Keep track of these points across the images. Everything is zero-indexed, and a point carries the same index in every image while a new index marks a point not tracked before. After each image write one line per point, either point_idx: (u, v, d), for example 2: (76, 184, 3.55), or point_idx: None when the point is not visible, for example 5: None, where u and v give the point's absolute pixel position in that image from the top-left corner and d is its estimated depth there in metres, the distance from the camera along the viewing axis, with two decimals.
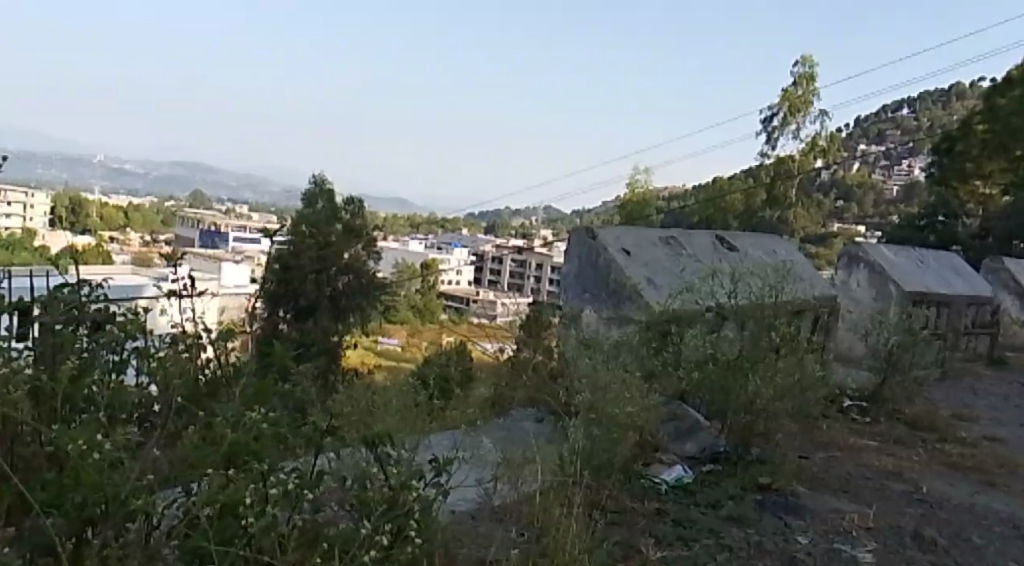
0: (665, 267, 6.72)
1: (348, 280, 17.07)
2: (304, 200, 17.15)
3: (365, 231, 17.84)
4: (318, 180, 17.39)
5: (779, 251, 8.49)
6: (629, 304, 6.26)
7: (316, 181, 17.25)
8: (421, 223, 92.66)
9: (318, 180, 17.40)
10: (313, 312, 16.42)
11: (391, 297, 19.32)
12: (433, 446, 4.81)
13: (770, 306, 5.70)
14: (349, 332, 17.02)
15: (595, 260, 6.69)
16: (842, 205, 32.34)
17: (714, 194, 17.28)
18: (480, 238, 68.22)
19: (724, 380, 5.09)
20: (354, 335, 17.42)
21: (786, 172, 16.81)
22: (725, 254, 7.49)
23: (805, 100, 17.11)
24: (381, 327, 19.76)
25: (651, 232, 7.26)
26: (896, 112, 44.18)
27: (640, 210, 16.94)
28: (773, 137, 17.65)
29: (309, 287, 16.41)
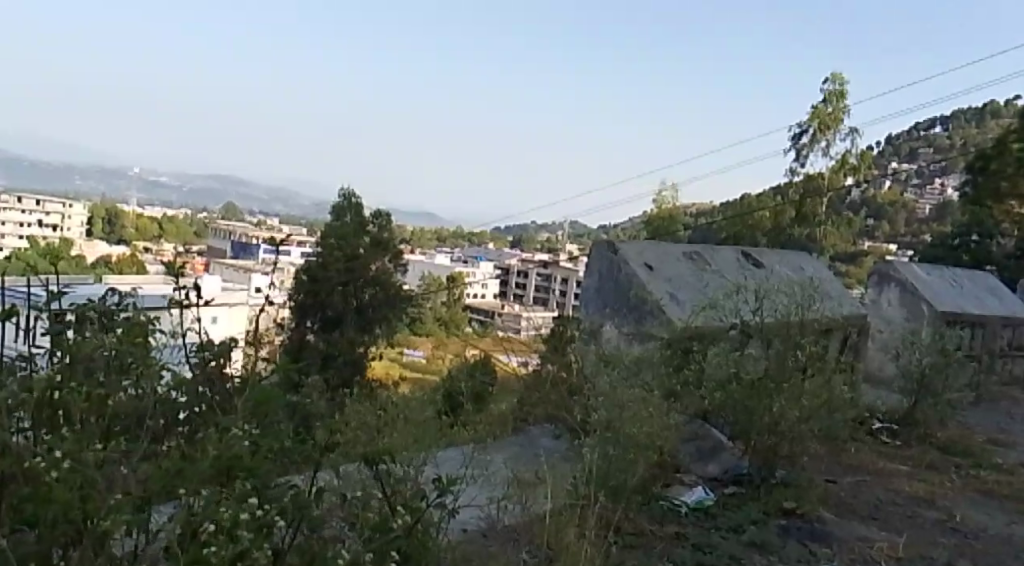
0: (688, 282, 6.57)
1: (374, 292, 16.94)
2: (332, 212, 17.08)
3: (393, 243, 17.62)
4: (347, 194, 17.32)
5: (806, 268, 8.29)
6: (650, 319, 6.11)
7: (345, 195, 17.18)
8: (448, 236, 92.96)
9: (346, 193, 17.35)
10: (339, 324, 16.45)
11: (416, 309, 19.30)
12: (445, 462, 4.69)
13: (796, 325, 5.52)
14: (375, 345, 16.95)
15: (616, 274, 6.55)
16: (872, 223, 31.88)
17: (742, 211, 17.06)
18: (506, 253, 68.24)
19: (748, 400, 4.91)
20: (379, 348, 17.40)
21: (816, 190, 16.56)
22: (750, 270, 7.32)
23: (836, 117, 16.87)
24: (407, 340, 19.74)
25: (674, 246, 7.11)
26: (928, 129, 43.53)
27: (666, 226, 16.77)
28: (802, 154, 17.40)
29: (336, 298, 16.38)
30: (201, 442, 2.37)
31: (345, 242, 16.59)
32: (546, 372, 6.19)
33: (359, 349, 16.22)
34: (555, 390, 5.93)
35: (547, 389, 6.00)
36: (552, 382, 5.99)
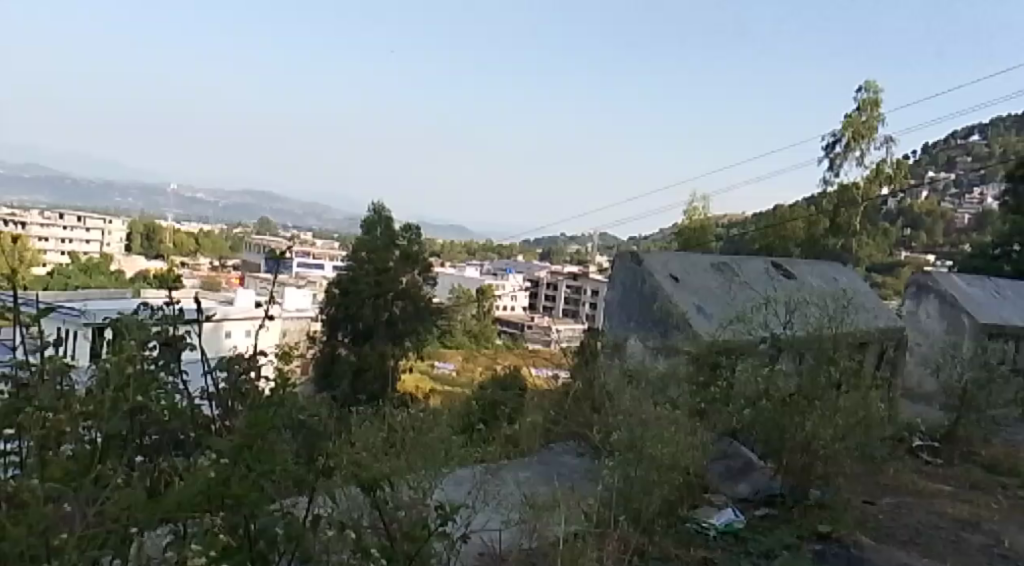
0: (715, 295, 6.36)
1: (404, 305, 16.80)
2: (363, 227, 16.96)
3: (422, 255, 17.32)
4: (378, 208, 17.20)
5: (839, 278, 8.01)
6: (676, 333, 5.91)
7: (375, 209, 17.09)
8: (478, 249, 93.09)
9: (376, 207, 17.25)
10: (369, 337, 16.41)
11: (446, 322, 19.20)
12: (456, 486, 4.52)
13: (830, 338, 5.28)
14: (405, 357, 16.88)
15: (641, 286, 6.36)
16: (908, 234, 31.19)
17: (774, 221, 16.73)
18: (536, 266, 68.07)
19: (779, 418, 4.68)
20: (409, 360, 17.35)
21: (851, 200, 16.18)
22: (781, 281, 7.08)
23: (870, 126, 16.49)
24: (436, 353, 19.65)
25: (702, 257, 6.90)
26: (966, 137, 42.68)
27: (698, 237, 16.51)
28: (836, 164, 17.05)
29: (366, 311, 16.38)
30: (194, 465, 2.26)
31: (376, 256, 16.52)
32: (569, 387, 6.02)
33: (390, 362, 16.14)
34: (578, 406, 5.76)
35: (570, 405, 5.84)
36: (575, 397, 5.82)
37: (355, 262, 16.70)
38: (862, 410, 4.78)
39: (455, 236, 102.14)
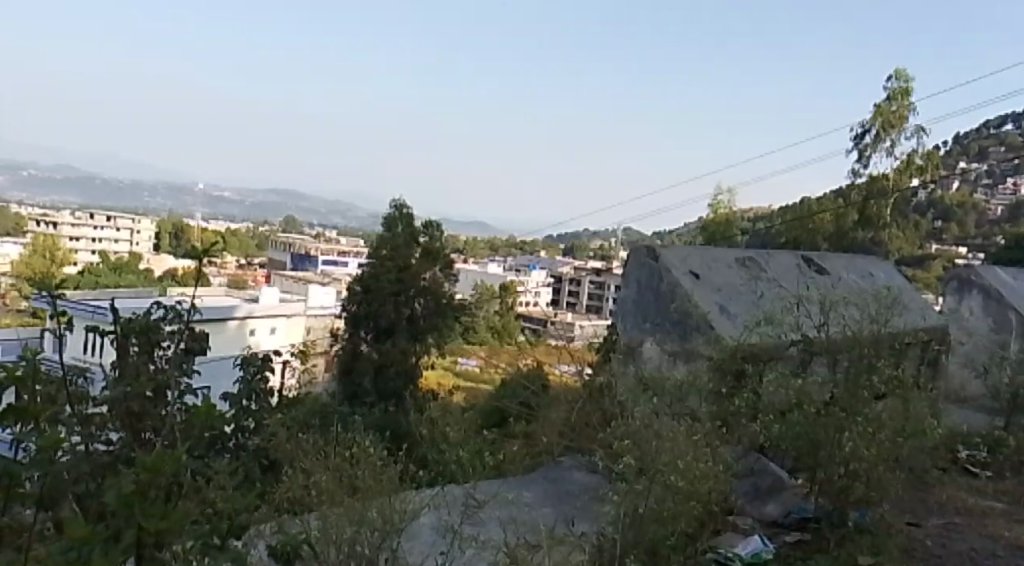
0: (739, 293, 5.79)
1: (425, 303, 16.22)
2: (383, 224, 16.42)
3: (444, 251, 16.59)
4: (399, 205, 16.62)
5: (875, 273, 7.41)
6: (697, 336, 5.33)
7: (396, 206, 16.54)
8: (501, 245, 92.45)
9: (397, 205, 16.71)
10: (391, 334, 15.96)
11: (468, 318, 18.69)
12: (439, 514, 4.03)
13: (871, 339, 4.71)
14: (427, 354, 16.39)
15: (657, 284, 5.76)
16: (939, 225, 30.13)
17: (802, 214, 16.00)
18: (558, 262, 67.41)
19: (813, 431, 4.11)
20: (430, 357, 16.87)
21: (881, 192, 15.38)
22: (813, 277, 6.49)
23: (901, 115, 15.73)
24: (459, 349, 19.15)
25: (724, 252, 6.32)
26: (997, 126, 41.30)
27: (724, 231, 15.84)
28: (865, 155, 16.32)
29: (387, 309, 15.83)
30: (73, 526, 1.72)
31: (397, 253, 15.96)
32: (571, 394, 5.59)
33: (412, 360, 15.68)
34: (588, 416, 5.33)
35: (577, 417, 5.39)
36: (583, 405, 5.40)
37: (376, 260, 16.15)
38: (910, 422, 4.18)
39: (477, 231, 101.54)
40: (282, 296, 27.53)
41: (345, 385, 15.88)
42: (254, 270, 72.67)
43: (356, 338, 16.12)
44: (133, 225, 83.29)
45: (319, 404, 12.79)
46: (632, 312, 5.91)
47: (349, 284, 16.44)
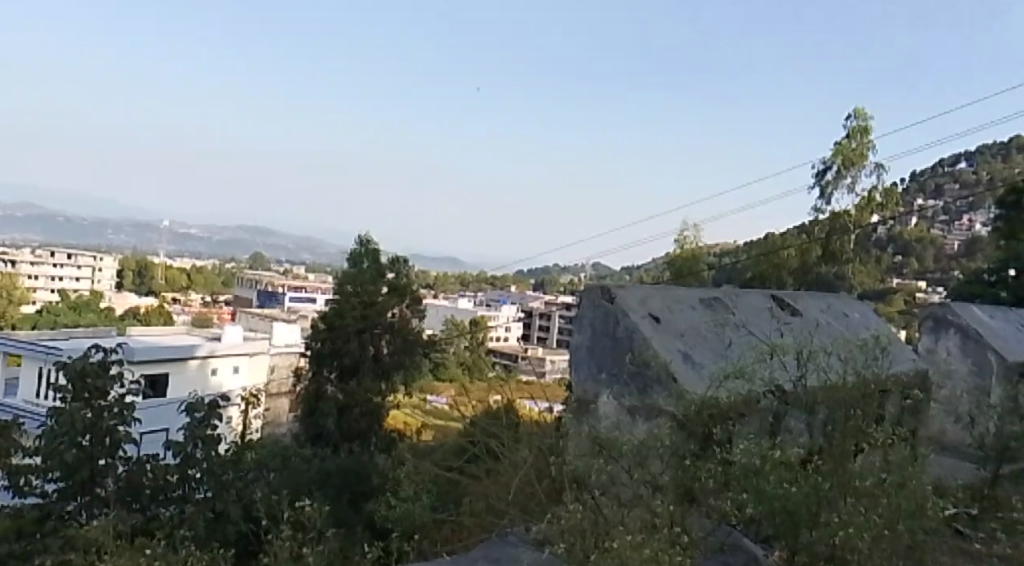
0: (703, 339, 5.18)
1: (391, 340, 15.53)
2: (348, 259, 15.71)
3: (411, 287, 15.99)
4: (365, 239, 15.92)
5: (849, 312, 6.93)
6: (658, 389, 4.68)
7: (362, 241, 15.81)
8: (470, 281, 91.68)
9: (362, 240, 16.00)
10: (355, 373, 15.17)
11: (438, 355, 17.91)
12: None
13: (855, 391, 4.10)
14: (393, 393, 15.52)
15: (612, 329, 5.10)
16: (899, 260, 30.09)
17: (766, 249, 15.57)
18: (523, 298, 66.92)
19: (789, 510, 3.45)
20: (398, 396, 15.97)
21: (843, 228, 15.17)
22: (784, 319, 5.96)
23: (861, 152, 15.52)
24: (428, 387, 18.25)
25: (687, 292, 5.75)
26: (951, 164, 41.75)
27: (688, 266, 15.32)
28: (826, 192, 16.04)
29: (352, 345, 15.18)
30: None
31: (362, 290, 15.33)
32: (509, 461, 5.54)
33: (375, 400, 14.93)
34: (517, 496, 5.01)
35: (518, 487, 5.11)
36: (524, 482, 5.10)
37: (339, 296, 15.50)
38: (913, 496, 3.52)
39: (446, 267, 100.77)
40: (245, 334, 26.62)
41: (308, 426, 14.82)
42: (219, 308, 71.24)
43: (320, 377, 15.32)
44: (93, 263, 81.62)
45: (273, 446, 12.13)
46: (586, 360, 5.24)
47: (312, 320, 15.81)
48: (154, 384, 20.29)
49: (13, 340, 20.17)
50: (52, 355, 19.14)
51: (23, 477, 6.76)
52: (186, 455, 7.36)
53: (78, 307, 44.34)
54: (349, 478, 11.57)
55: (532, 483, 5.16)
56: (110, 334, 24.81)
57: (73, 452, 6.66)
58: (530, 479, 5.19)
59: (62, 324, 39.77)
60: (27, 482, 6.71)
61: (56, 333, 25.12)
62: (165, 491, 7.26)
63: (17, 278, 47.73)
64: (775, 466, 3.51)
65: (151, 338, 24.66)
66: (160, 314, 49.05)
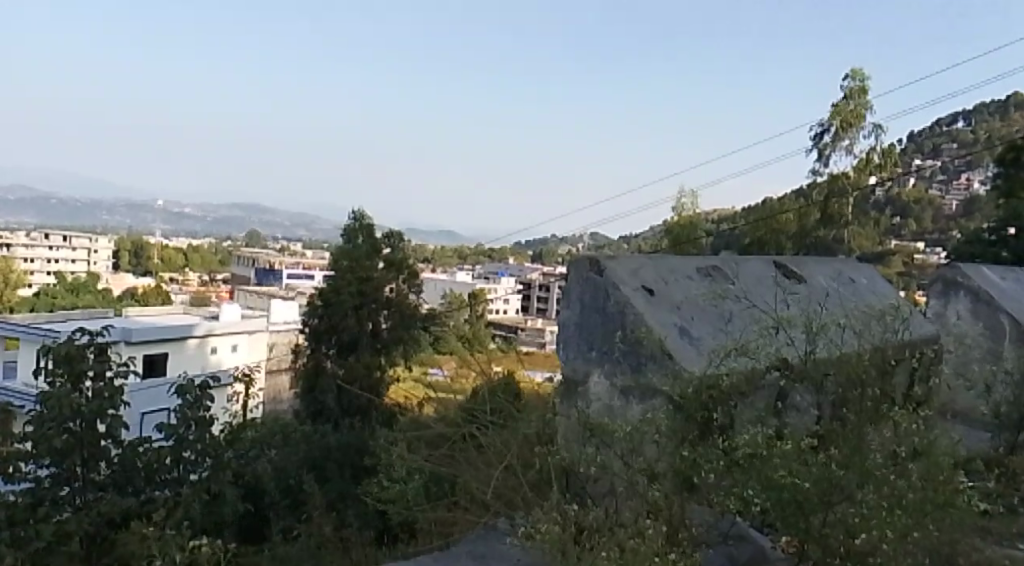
0: (700, 313, 4.79)
1: (388, 316, 15.09)
2: (343, 235, 15.19)
3: (408, 261, 15.44)
4: (359, 214, 15.39)
5: (855, 277, 6.55)
6: (652, 368, 4.30)
7: (356, 216, 15.31)
8: (468, 253, 91.11)
9: (356, 215, 15.45)
10: (354, 348, 14.93)
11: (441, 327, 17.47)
12: None
13: (868, 363, 3.70)
14: (393, 368, 15.14)
15: (603, 303, 4.70)
16: (897, 222, 29.55)
17: (764, 214, 15.13)
18: (520, 270, 66.38)
19: (799, 503, 3.09)
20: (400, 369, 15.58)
21: (841, 189, 14.71)
22: (789, 288, 5.56)
23: (859, 113, 15.02)
24: None
25: (683, 261, 5.35)
26: (948, 124, 40.95)
27: (684, 234, 14.89)
28: (824, 154, 15.57)
29: (350, 321, 14.84)
30: None
31: (357, 266, 14.77)
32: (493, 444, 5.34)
33: (374, 377, 14.64)
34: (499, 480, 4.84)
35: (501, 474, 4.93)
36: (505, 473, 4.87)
37: (336, 272, 15.03)
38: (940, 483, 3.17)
39: (444, 239, 100.11)
40: (245, 312, 26.22)
41: (309, 402, 14.83)
42: (218, 286, 70.78)
43: (319, 353, 15.12)
44: (90, 243, 81.09)
45: (274, 424, 11.79)
46: (575, 338, 4.86)
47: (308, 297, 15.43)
48: (152, 364, 19.99)
49: (9, 322, 19.88)
50: (49, 337, 18.79)
51: (11, 462, 5.92)
52: (178, 437, 6.50)
53: (75, 288, 43.96)
54: (350, 452, 11.12)
55: (515, 474, 4.91)
56: (108, 314, 24.48)
57: (64, 437, 5.87)
58: (512, 470, 4.95)
59: (60, 305, 39.48)
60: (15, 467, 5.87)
61: (54, 315, 24.79)
62: (159, 472, 6.47)
63: (14, 262, 47.32)
64: (782, 457, 3.10)
65: (148, 319, 24.32)
66: (158, 294, 48.61)
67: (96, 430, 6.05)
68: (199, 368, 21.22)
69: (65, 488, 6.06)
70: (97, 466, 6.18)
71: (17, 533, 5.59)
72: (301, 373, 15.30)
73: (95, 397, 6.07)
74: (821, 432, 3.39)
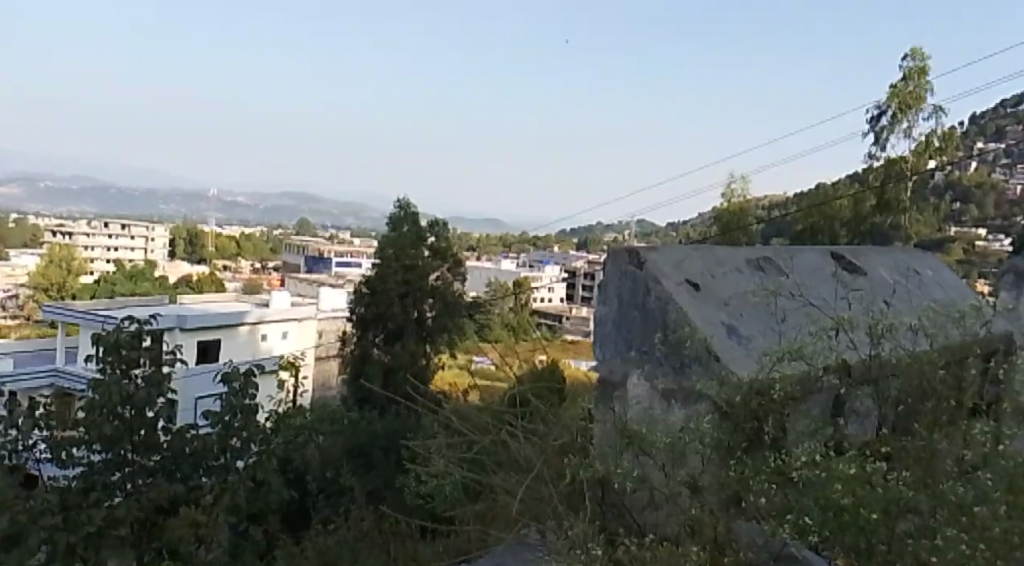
0: (749, 310, 4.42)
1: (433, 304, 14.93)
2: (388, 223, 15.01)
3: (453, 250, 15.29)
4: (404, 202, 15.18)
5: (919, 269, 6.08)
6: (698, 372, 3.94)
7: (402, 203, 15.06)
8: (514, 243, 90.76)
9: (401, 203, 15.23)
10: (400, 336, 14.75)
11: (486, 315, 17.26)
12: None
13: (942, 368, 3.29)
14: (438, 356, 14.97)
15: (643, 299, 4.38)
16: (958, 208, 28.38)
17: (817, 201, 14.51)
18: (567, 257, 65.92)
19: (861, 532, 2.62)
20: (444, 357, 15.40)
21: (899, 174, 13.98)
22: (846, 280, 5.15)
23: (918, 96, 14.26)
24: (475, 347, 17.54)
25: (730, 252, 4.98)
26: (1015, 105, 39.12)
27: (733, 222, 14.37)
28: (881, 138, 14.87)
29: (395, 310, 14.67)
30: None
31: (403, 255, 14.61)
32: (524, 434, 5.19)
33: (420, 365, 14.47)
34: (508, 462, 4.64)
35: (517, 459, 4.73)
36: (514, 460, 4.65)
37: (381, 260, 14.90)
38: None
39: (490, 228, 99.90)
40: (294, 299, 26.30)
41: (355, 388, 14.63)
42: (269, 275, 71.58)
43: (365, 342, 14.87)
44: (149, 232, 83.20)
45: (321, 412, 11.73)
46: (613, 335, 4.55)
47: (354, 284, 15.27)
48: (206, 350, 20.30)
49: (71, 308, 20.41)
50: (108, 323, 19.22)
51: (60, 446, 5.36)
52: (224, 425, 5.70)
53: (135, 275, 45.05)
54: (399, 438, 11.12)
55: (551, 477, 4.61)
56: (163, 301, 24.77)
57: (114, 423, 5.26)
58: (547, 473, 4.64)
59: (119, 292, 40.30)
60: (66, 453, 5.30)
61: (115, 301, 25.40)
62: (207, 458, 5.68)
63: (75, 250, 48.49)
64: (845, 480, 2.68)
65: (204, 305, 24.75)
66: (212, 282, 49.30)
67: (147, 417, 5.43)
68: (250, 355, 21.32)
69: (115, 475, 5.39)
70: (149, 452, 5.51)
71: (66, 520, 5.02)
72: (347, 360, 15.17)
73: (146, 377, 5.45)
74: (887, 451, 2.97)
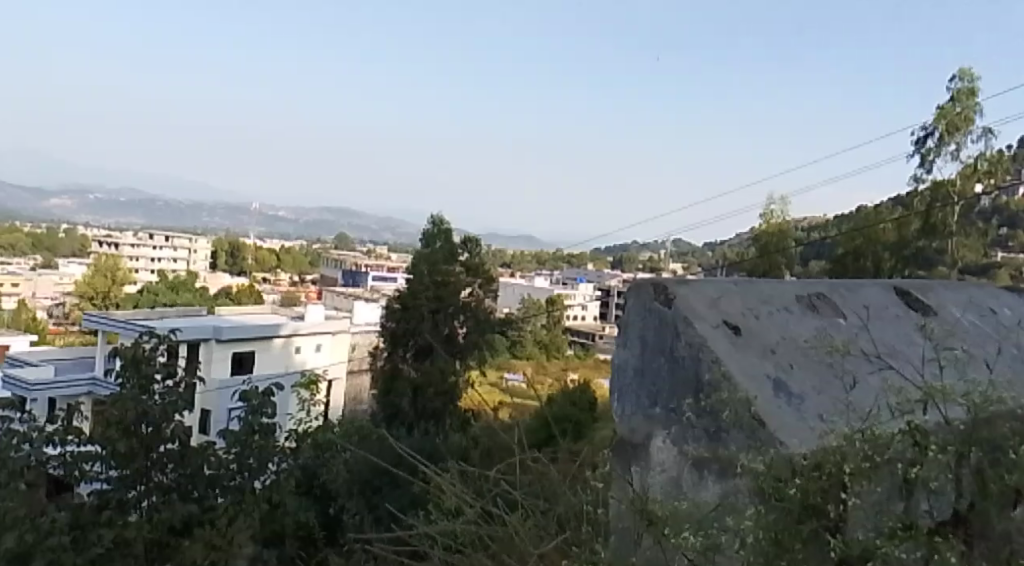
0: (794, 366, 3.71)
1: (464, 322, 14.25)
2: (421, 239, 14.40)
3: (485, 267, 14.66)
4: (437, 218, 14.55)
5: (996, 308, 5.28)
6: (736, 441, 3.23)
7: (435, 219, 14.41)
8: (548, 260, 90.12)
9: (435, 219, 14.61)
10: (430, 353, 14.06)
11: (519, 332, 16.56)
12: None
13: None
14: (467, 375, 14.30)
15: (671, 345, 3.70)
16: (1008, 233, 26.98)
17: (859, 225, 13.59)
18: (602, 276, 64.98)
19: None
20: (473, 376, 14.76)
21: (944, 198, 13.00)
22: (913, 324, 4.41)
23: (967, 117, 13.31)
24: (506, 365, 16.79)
25: (774, 287, 4.28)
26: None
27: (768, 246, 13.50)
28: (926, 162, 13.93)
29: (426, 326, 13.97)
30: None
31: (434, 270, 13.97)
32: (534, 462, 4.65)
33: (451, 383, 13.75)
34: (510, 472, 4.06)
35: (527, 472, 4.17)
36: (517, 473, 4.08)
37: (412, 275, 14.26)
38: None
39: (521, 244, 99.36)
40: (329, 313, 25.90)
41: (384, 405, 13.86)
42: (307, 287, 71.87)
43: (395, 357, 14.26)
44: (190, 243, 84.16)
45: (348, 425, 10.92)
46: (634, 387, 3.87)
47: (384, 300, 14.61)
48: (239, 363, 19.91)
49: (108, 316, 20.22)
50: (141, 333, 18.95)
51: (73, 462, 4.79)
52: (239, 442, 5.23)
53: (175, 286, 45.23)
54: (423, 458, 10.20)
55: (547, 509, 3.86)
56: (199, 311, 24.48)
57: (128, 440, 4.78)
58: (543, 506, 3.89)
59: (160, 302, 40.49)
60: (79, 468, 4.78)
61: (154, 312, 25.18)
62: (223, 477, 5.16)
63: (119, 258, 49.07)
64: None
65: (238, 317, 24.47)
66: (250, 294, 49.41)
67: (162, 433, 4.93)
68: (283, 367, 20.86)
69: (131, 492, 4.88)
70: (163, 469, 5.00)
71: (77, 539, 4.59)
72: (376, 377, 14.51)
73: (168, 393, 5.01)
74: None
